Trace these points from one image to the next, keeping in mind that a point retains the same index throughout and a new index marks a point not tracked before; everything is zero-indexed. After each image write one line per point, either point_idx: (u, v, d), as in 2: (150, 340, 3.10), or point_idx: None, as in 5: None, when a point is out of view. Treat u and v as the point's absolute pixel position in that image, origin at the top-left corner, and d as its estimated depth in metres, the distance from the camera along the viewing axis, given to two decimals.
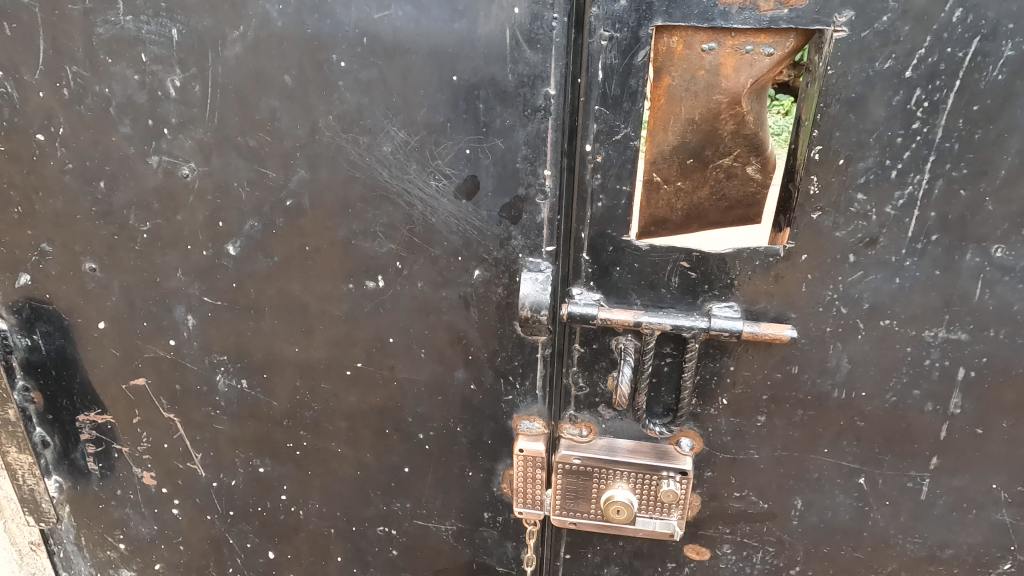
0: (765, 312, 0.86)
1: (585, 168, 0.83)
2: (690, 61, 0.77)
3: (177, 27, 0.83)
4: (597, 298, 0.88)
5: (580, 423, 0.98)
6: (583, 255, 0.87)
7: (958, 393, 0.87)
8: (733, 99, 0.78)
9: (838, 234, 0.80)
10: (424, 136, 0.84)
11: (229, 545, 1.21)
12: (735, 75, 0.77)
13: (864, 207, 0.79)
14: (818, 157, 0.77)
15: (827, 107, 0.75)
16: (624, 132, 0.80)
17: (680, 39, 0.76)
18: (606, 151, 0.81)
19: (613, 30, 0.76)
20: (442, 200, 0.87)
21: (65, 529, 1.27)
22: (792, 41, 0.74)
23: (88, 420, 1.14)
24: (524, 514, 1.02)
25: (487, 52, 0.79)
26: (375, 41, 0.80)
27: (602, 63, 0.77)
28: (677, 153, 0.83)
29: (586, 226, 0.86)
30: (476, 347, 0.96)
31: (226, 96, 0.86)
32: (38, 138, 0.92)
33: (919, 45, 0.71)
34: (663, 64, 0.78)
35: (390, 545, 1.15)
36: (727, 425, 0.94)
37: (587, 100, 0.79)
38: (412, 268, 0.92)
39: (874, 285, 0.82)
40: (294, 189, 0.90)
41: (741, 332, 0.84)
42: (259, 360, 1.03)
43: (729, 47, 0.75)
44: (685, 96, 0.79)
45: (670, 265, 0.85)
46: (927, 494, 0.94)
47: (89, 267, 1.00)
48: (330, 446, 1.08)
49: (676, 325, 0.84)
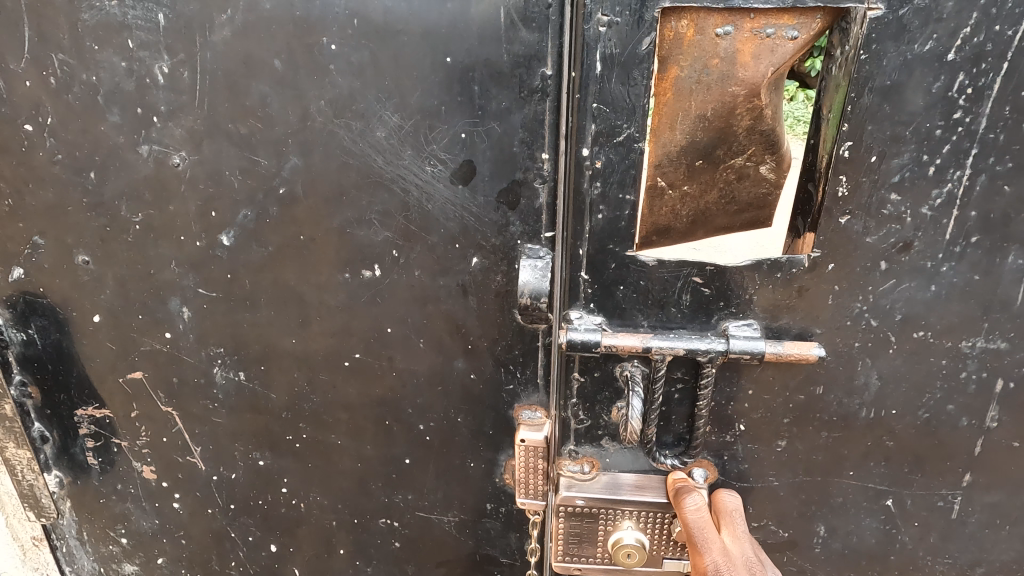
0: (788, 329, 0.83)
1: (581, 176, 0.78)
2: (702, 47, 0.72)
3: (164, 12, 0.81)
4: (599, 322, 0.84)
5: (581, 458, 0.94)
6: (582, 273, 0.82)
7: (994, 407, 0.84)
8: (750, 91, 0.74)
9: (869, 239, 0.77)
10: (418, 121, 0.82)
11: (230, 538, 1.20)
12: (754, 63, 0.72)
13: (897, 208, 0.75)
14: (847, 154, 0.73)
15: (858, 97, 0.70)
16: (626, 132, 0.75)
17: (691, 23, 0.71)
18: (606, 155, 0.76)
19: (613, 14, 0.71)
20: (438, 186, 0.85)
21: (66, 525, 1.26)
22: (818, 22, 0.69)
23: (86, 415, 1.13)
24: (526, 505, 1.00)
25: (481, 31, 0.76)
26: (365, 22, 0.78)
27: (600, 53, 0.72)
28: (687, 151, 0.79)
29: (584, 241, 0.81)
30: (475, 336, 0.94)
31: (215, 82, 0.84)
32: (26, 128, 0.90)
33: (965, 23, 0.67)
34: (672, 52, 0.73)
35: (393, 537, 1.14)
36: (743, 452, 0.92)
37: (583, 96, 0.74)
38: (408, 256, 0.90)
39: (908, 294, 0.79)
40: (286, 177, 0.88)
41: (763, 353, 0.81)
42: (256, 352, 1.02)
43: (747, 31, 0.70)
44: (697, 87, 0.75)
45: (681, 282, 0.82)
46: (958, 512, 0.92)
47: (82, 260, 0.99)
48: (330, 439, 1.07)
49: (691, 349, 0.81)
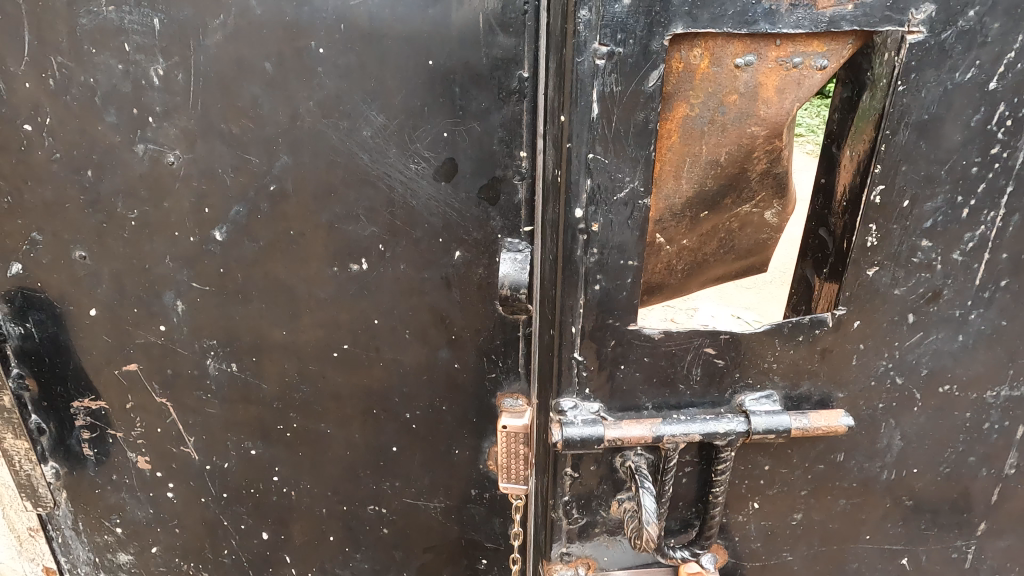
0: (808, 397, 0.83)
1: (575, 242, 0.74)
2: (720, 80, 0.71)
3: (159, 17, 0.85)
4: (597, 409, 0.82)
5: (575, 559, 0.93)
6: (574, 354, 0.79)
7: (1014, 454, 0.87)
8: (770, 129, 0.75)
9: (897, 291, 0.77)
10: (402, 120, 0.86)
11: (223, 526, 1.23)
12: (777, 98, 0.72)
13: (928, 255, 0.76)
14: (878, 199, 0.72)
15: (894, 133, 0.69)
16: (629, 186, 0.72)
17: (709, 55, 0.69)
18: (605, 216, 0.73)
19: (613, 43, 0.65)
20: (422, 183, 0.89)
21: (62, 515, 1.30)
22: (847, 48, 0.68)
23: (82, 406, 1.16)
24: (508, 489, 1.05)
25: (461, 36, 0.81)
26: (352, 27, 0.82)
27: (598, 91, 0.68)
28: (699, 195, 0.81)
29: (578, 318, 0.77)
30: (458, 327, 0.98)
31: (208, 84, 0.88)
32: (25, 128, 0.94)
33: (1008, 50, 0.66)
34: (687, 83, 0.71)
35: (381, 524, 1.18)
36: (756, 530, 0.93)
37: (578, 146, 0.70)
38: (394, 250, 0.94)
39: (935, 346, 0.80)
40: (277, 174, 0.92)
41: (790, 429, 0.79)
42: (248, 344, 1.05)
43: (771, 63, 0.69)
44: (714, 123, 0.74)
45: (692, 354, 0.81)
46: (971, 561, 0.96)
47: (79, 255, 1.02)
48: (320, 428, 1.11)
49: (707, 433, 0.80)
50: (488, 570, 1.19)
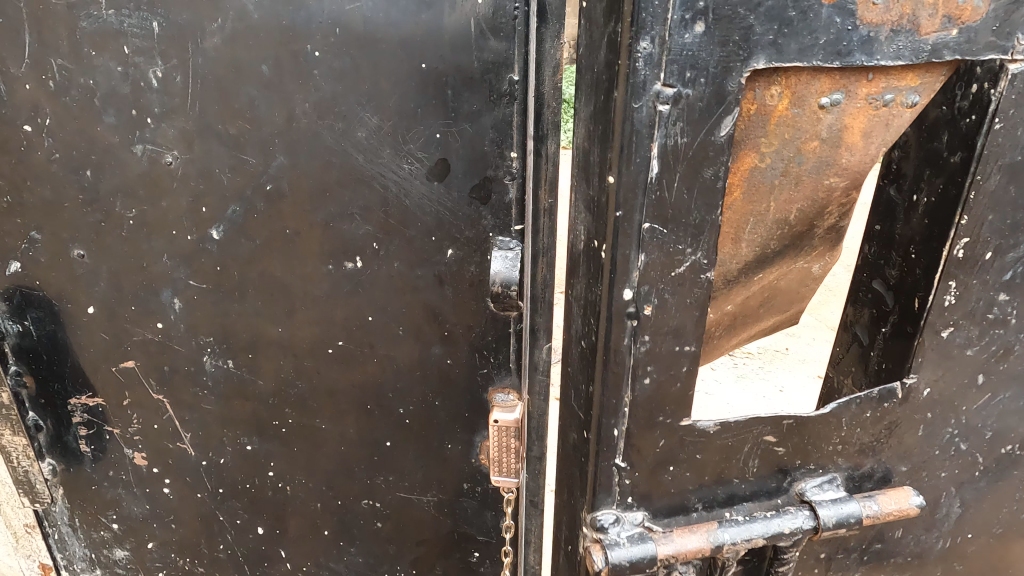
0: (871, 476, 0.82)
1: (624, 329, 0.70)
2: (802, 121, 0.66)
3: (158, 21, 0.87)
4: (639, 518, 0.78)
5: None
6: (618, 459, 0.75)
7: None
8: (847, 172, 0.72)
9: (970, 350, 0.77)
10: (396, 121, 0.89)
11: (219, 521, 1.25)
12: (861, 139, 0.69)
13: (1003, 309, 0.75)
14: (961, 254, 0.71)
15: (985, 176, 0.68)
16: (690, 256, 0.67)
17: (793, 95, 0.64)
18: (657, 295, 0.68)
19: (680, 83, 0.60)
20: (415, 182, 0.92)
21: (59, 511, 1.31)
22: (940, 79, 0.65)
23: (79, 403, 1.18)
24: (500, 482, 1.07)
25: (454, 41, 0.83)
26: (347, 31, 0.84)
27: (658, 143, 0.62)
28: (763, 241, 0.79)
29: (623, 418, 0.73)
30: (451, 323, 1.01)
31: (206, 85, 0.90)
32: (25, 129, 0.96)
33: None
34: (764, 123, 0.67)
35: (375, 518, 1.20)
36: None
37: (631, 212, 0.65)
38: (388, 248, 0.97)
39: (1001, 405, 0.81)
40: (273, 174, 0.94)
41: (862, 518, 0.78)
42: (244, 341, 1.07)
43: (861, 101, 0.65)
44: (789, 166, 0.70)
45: (751, 443, 0.78)
46: None
47: (78, 254, 1.04)
48: (315, 423, 1.13)
49: (770, 534, 0.77)
50: (480, 563, 1.22)
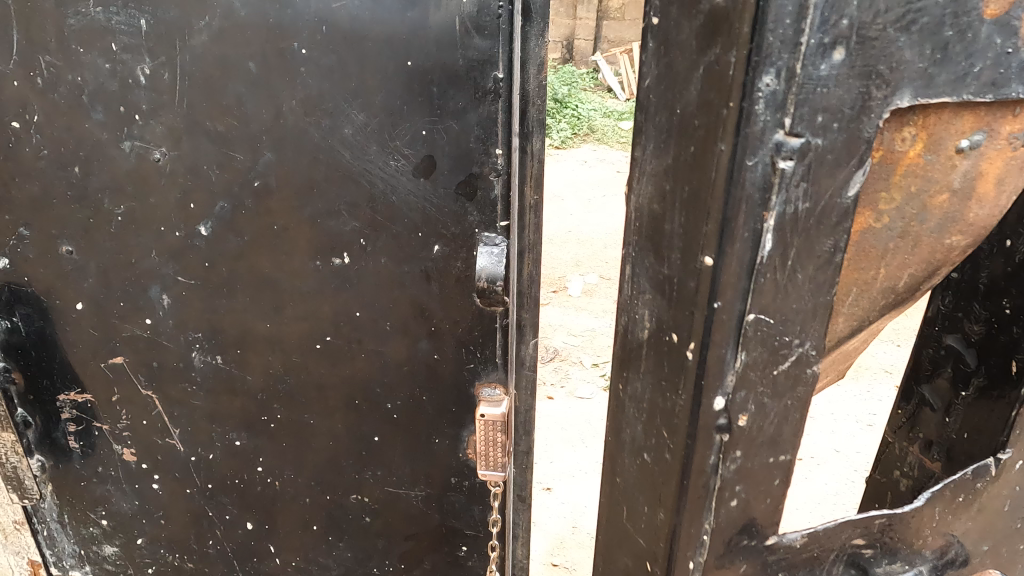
0: None
1: (710, 446, 0.57)
2: (933, 172, 0.54)
3: (146, 18, 0.88)
4: None
5: None
6: None
7: None
8: (974, 230, 0.60)
9: None
10: (383, 118, 0.90)
11: (208, 517, 1.26)
12: (993, 187, 0.57)
13: None
14: None
15: None
16: (803, 347, 0.56)
17: (927, 139, 0.52)
18: (752, 402, 0.56)
19: (807, 132, 0.47)
20: (402, 179, 0.93)
21: (48, 507, 1.31)
22: None
23: (68, 399, 1.18)
24: (487, 476, 1.08)
25: (439, 38, 0.84)
26: (333, 29, 0.85)
27: (777, 210, 0.49)
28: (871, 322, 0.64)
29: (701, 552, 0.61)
30: (437, 319, 1.02)
31: (194, 83, 0.91)
32: (13, 125, 0.96)
33: None
34: (891, 174, 0.54)
35: (364, 513, 1.21)
36: None
37: (734, 282, 0.52)
38: (375, 245, 0.98)
39: None
40: (261, 171, 0.95)
41: None
42: (233, 336, 1.08)
43: (999, 143, 0.54)
44: (915, 227, 0.58)
45: None
46: None
47: (66, 250, 1.05)
48: (303, 419, 1.14)
49: None
50: (468, 557, 1.23)
